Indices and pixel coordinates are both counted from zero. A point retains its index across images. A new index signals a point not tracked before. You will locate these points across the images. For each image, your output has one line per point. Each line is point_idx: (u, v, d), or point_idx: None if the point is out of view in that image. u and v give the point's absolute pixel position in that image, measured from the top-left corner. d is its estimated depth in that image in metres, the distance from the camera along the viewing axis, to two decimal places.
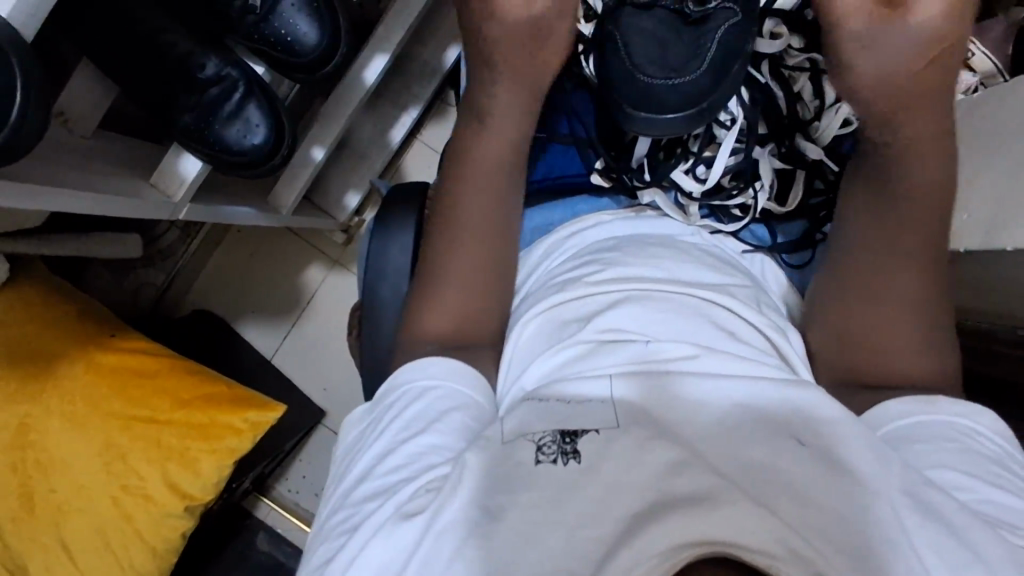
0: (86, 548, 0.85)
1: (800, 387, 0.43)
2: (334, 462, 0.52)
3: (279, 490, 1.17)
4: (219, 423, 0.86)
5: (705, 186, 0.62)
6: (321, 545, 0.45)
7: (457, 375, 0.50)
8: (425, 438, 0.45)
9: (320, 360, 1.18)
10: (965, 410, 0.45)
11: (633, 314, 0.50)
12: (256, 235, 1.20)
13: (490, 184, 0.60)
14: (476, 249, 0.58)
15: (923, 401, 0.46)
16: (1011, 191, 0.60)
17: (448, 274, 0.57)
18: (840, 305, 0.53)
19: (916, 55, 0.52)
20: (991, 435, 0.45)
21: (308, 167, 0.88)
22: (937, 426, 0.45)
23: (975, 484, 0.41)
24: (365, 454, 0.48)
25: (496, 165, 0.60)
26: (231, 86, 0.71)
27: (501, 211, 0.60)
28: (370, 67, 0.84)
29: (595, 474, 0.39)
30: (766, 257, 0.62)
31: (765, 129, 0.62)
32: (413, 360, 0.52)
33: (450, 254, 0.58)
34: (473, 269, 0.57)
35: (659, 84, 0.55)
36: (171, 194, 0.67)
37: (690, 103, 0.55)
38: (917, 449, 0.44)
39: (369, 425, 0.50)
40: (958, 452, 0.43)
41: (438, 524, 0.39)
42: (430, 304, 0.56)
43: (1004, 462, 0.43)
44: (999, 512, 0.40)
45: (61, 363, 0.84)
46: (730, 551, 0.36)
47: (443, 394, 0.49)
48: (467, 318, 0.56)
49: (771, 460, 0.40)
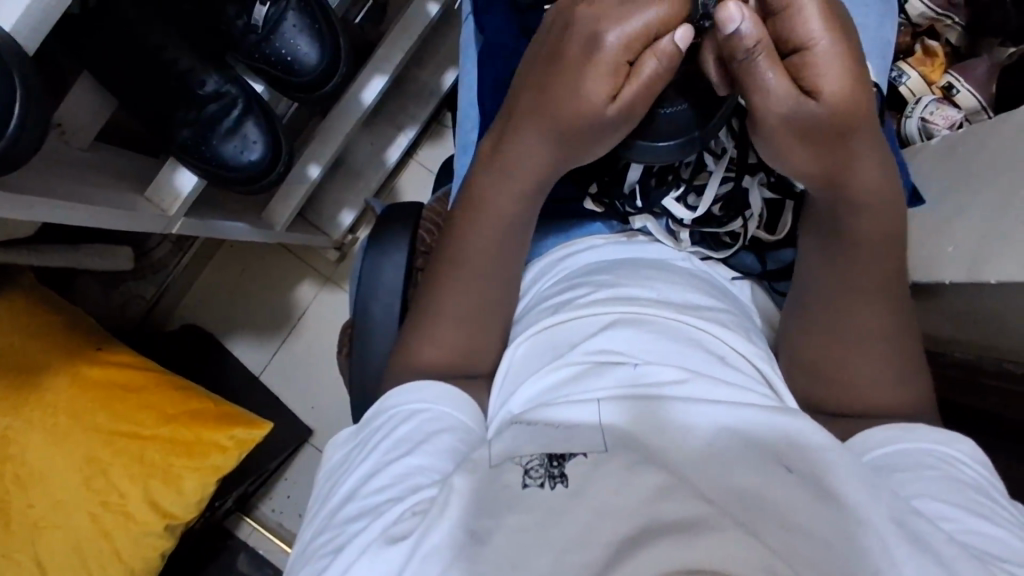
0: (60, 567, 0.82)
1: (788, 415, 0.43)
2: (319, 481, 0.51)
3: (262, 509, 1.15)
4: (204, 440, 0.85)
5: (696, 215, 0.62)
6: (303, 568, 0.44)
7: (448, 398, 0.51)
8: (412, 459, 0.45)
9: (309, 378, 1.17)
10: (944, 438, 0.46)
11: (622, 337, 0.50)
12: (248, 250, 1.20)
13: (498, 231, 0.58)
14: (481, 293, 0.58)
15: (902, 430, 0.47)
16: (993, 226, 0.61)
17: (447, 314, 0.57)
18: (823, 335, 0.53)
19: (827, 127, 0.48)
20: (972, 463, 0.45)
21: (304, 184, 0.88)
22: (916, 454, 0.45)
23: (962, 513, 0.41)
24: (351, 475, 0.47)
25: (507, 213, 0.58)
26: (230, 103, 0.72)
27: (507, 257, 0.59)
28: (369, 88, 0.85)
29: (581, 499, 0.39)
30: (754, 286, 0.64)
31: (756, 158, 0.61)
32: (404, 385, 0.52)
33: (450, 292, 0.58)
34: (471, 309, 0.57)
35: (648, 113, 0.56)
36: (165, 209, 0.67)
37: (683, 131, 0.56)
38: (902, 477, 0.44)
39: (355, 448, 0.50)
40: (940, 480, 0.43)
41: (423, 547, 0.39)
42: (424, 336, 0.57)
43: (985, 489, 0.43)
44: (988, 544, 0.39)
45: (45, 375, 0.83)
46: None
47: (432, 416, 0.49)
48: (460, 342, 0.57)
49: (758, 487, 0.40)
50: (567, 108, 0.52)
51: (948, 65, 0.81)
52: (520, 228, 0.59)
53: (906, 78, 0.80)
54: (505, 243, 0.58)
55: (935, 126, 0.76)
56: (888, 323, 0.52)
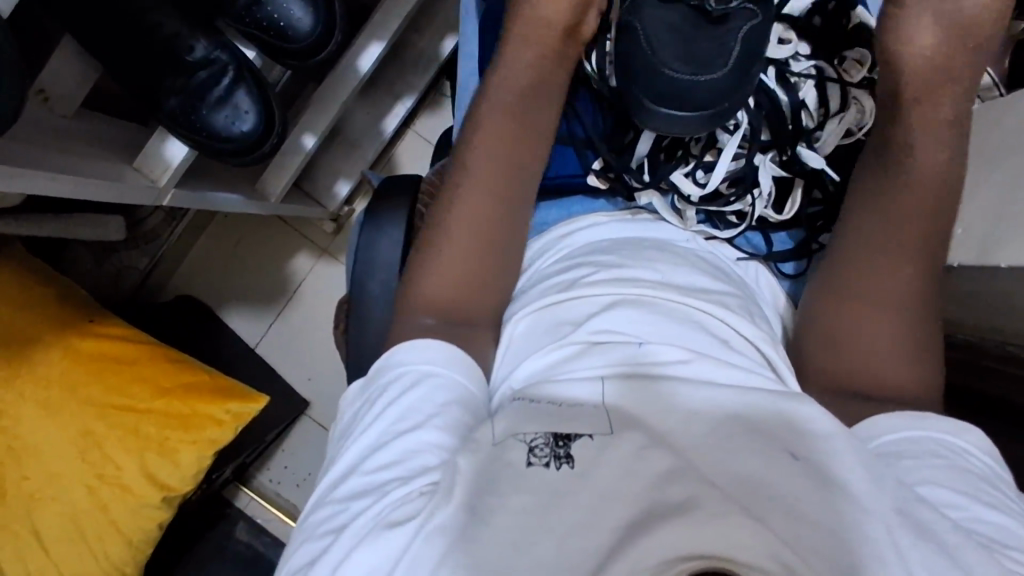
0: (57, 538, 0.83)
1: (797, 402, 0.42)
2: (332, 441, 0.50)
3: (261, 479, 1.16)
4: (200, 413, 0.85)
5: (704, 191, 0.61)
6: (299, 547, 0.43)
7: (458, 365, 0.49)
8: (422, 433, 0.44)
9: (306, 350, 1.17)
10: (953, 428, 0.45)
11: (628, 317, 0.49)
12: (242, 221, 1.18)
13: (502, 146, 0.57)
14: (488, 215, 0.56)
15: (915, 418, 0.46)
16: (1006, 209, 0.60)
17: (452, 238, 0.55)
18: (834, 314, 0.53)
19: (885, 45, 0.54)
20: (978, 453, 0.44)
21: (299, 156, 0.86)
22: (926, 443, 0.44)
23: (969, 501, 0.40)
24: (354, 445, 0.46)
25: (508, 125, 0.58)
26: (220, 70, 0.69)
27: (513, 176, 0.58)
28: (365, 55, 0.82)
29: (588, 482, 0.39)
30: (760, 265, 0.61)
31: (768, 136, 0.62)
32: (412, 340, 0.50)
33: (455, 217, 0.56)
34: (478, 231, 0.56)
35: (681, 82, 0.55)
36: (155, 179, 0.65)
37: (715, 103, 0.56)
38: (907, 466, 0.43)
39: (360, 407, 0.49)
40: (948, 471, 0.42)
41: (427, 526, 0.38)
42: (426, 262, 0.55)
43: (992, 481, 0.43)
44: (991, 531, 0.39)
45: (37, 347, 0.82)
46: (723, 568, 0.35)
47: (443, 384, 0.47)
48: (464, 268, 0.55)
49: (766, 473, 0.39)
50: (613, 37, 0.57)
51: None
52: (524, 148, 0.58)
53: None
54: (510, 162, 0.58)
55: None
56: (904, 305, 0.51)
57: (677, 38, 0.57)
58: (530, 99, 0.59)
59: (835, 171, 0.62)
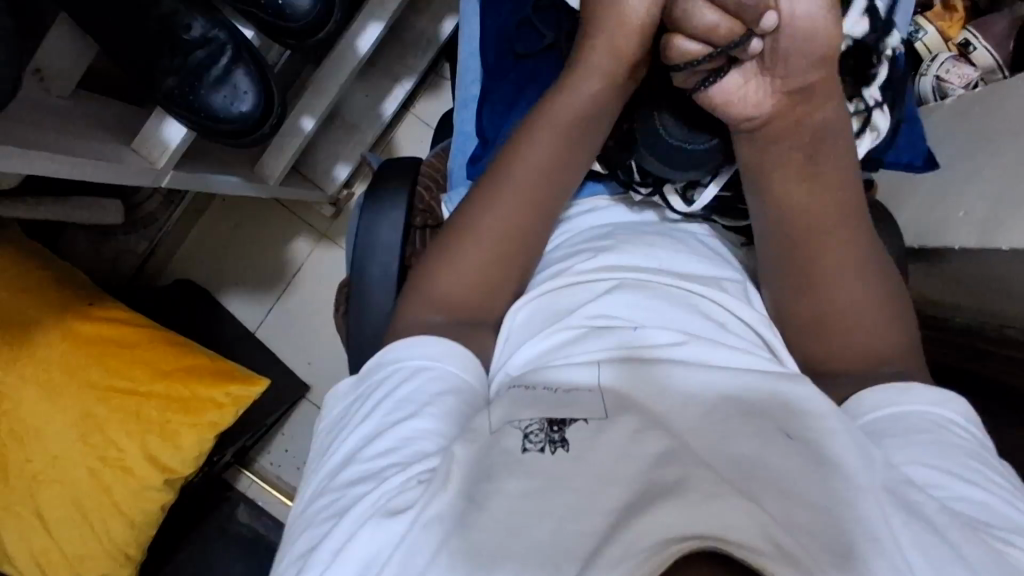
0: (61, 520, 0.83)
1: (788, 384, 0.43)
2: (316, 439, 0.50)
3: (262, 462, 1.18)
4: (200, 396, 0.85)
5: (709, 201, 0.58)
6: (302, 532, 0.44)
7: (454, 357, 0.49)
8: (417, 422, 0.44)
9: (305, 334, 1.17)
10: (939, 399, 0.45)
11: (626, 303, 0.49)
12: (241, 205, 1.17)
13: (553, 156, 0.56)
14: (519, 223, 0.56)
15: (899, 390, 0.46)
16: (1008, 192, 0.60)
17: (479, 243, 0.55)
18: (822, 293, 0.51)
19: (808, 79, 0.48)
20: (965, 424, 0.45)
21: (296, 139, 0.85)
22: (913, 418, 0.44)
23: (954, 481, 0.40)
24: (351, 436, 0.46)
25: (565, 136, 0.56)
26: (219, 49, 0.67)
27: (552, 187, 0.57)
28: (363, 36, 0.81)
29: (582, 464, 0.39)
30: (760, 253, 0.62)
31: None
32: (411, 337, 0.51)
33: (487, 218, 0.55)
34: (507, 239, 0.55)
35: (671, 142, 0.55)
36: (153, 161, 0.65)
37: (696, 167, 0.56)
38: (890, 443, 0.43)
39: (356, 401, 0.49)
40: (931, 444, 0.42)
41: (424, 515, 0.39)
42: (446, 263, 0.55)
43: (979, 453, 0.43)
44: (978, 512, 0.39)
45: (39, 329, 0.82)
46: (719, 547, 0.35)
47: (437, 375, 0.48)
48: (483, 274, 0.55)
49: (761, 454, 0.40)
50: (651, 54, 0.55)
51: (969, 21, 0.77)
52: (571, 161, 0.57)
53: (923, 33, 0.77)
54: (553, 173, 0.56)
55: (950, 85, 0.73)
56: (876, 276, 0.51)
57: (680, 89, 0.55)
58: (597, 115, 0.56)
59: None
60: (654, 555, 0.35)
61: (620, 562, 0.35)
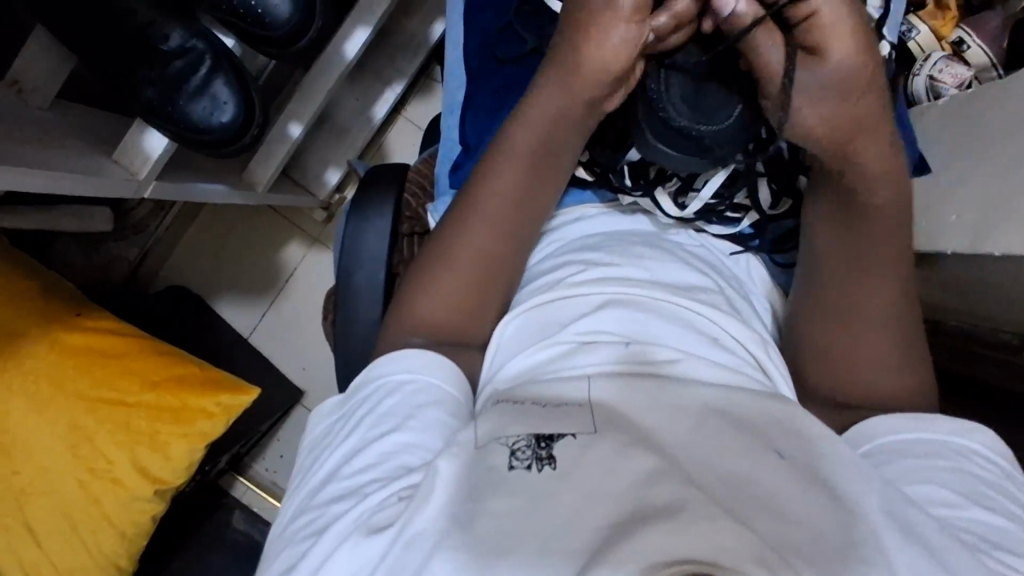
0: (50, 532, 0.83)
1: (781, 402, 0.42)
2: (301, 455, 0.50)
3: (255, 468, 1.16)
4: (190, 406, 0.84)
5: (686, 211, 0.58)
6: (283, 550, 0.43)
7: (435, 368, 0.49)
8: (399, 436, 0.44)
9: (299, 339, 1.16)
10: (962, 429, 0.45)
11: (616, 317, 0.48)
12: (232, 211, 1.16)
13: (517, 187, 0.55)
14: (491, 254, 0.55)
15: (917, 418, 0.46)
16: (999, 195, 0.59)
17: (452, 270, 0.54)
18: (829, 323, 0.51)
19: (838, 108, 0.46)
20: (988, 455, 0.44)
21: (285, 144, 0.84)
22: (931, 444, 0.44)
23: (964, 503, 0.40)
24: (334, 453, 0.46)
25: (528, 166, 0.55)
26: (197, 59, 0.67)
27: (522, 216, 0.56)
28: (350, 41, 0.81)
29: (569, 484, 0.38)
30: (751, 258, 0.61)
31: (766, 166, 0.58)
32: (391, 351, 0.50)
33: (460, 250, 0.54)
34: (480, 270, 0.54)
35: (688, 140, 0.51)
36: (135, 172, 0.64)
37: (713, 160, 0.52)
38: (905, 469, 0.43)
39: (339, 420, 0.48)
40: (948, 472, 0.42)
41: (406, 533, 0.38)
42: (424, 287, 0.54)
43: (998, 485, 0.42)
44: (985, 534, 0.39)
45: (24, 342, 0.81)
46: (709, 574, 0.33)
47: (419, 388, 0.47)
48: (461, 298, 0.54)
49: (751, 471, 0.38)
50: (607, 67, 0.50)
51: (961, 18, 0.76)
52: (538, 187, 0.56)
53: (917, 32, 0.72)
54: (520, 203, 0.55)
55: (943, 84, 0.71)
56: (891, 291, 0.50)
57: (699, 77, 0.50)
58: (558, 142, 0.54)
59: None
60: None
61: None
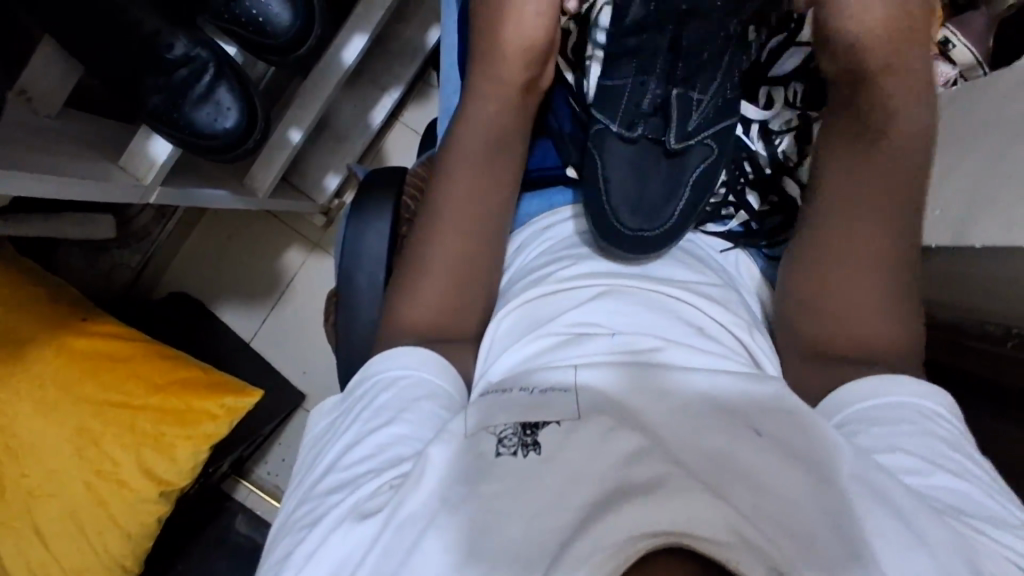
0: (57, 534, 0.84)
1: (760, 382, 0.44)
2: (303, 450, 0.52)
3: (258, 472, 1.17)
4: (195, 408, 0.85)
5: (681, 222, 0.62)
6: (283, 539, 0.44)
7: (427, 365, 0.50)
8: (393, 428, 0.46)
9: (300, 343, 1.17)
10: (925, 390, 0.46)
11: (604, 310, 0.50)
12: (233, 217, 1.18)
13: (474, 185, 0.58)
14: (465, 245, 0.57)
15: (885, 380, 0.47)
16: (981, 190, 0.61)
17: (431, 273, 0.56)
18: (818, 308, 0.52)
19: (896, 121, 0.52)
20: (949, 417, 0.45)
21: (285, 151, 0.86)
22: (895, 409, 0.45)
23: (931, 468, 0.41)
24: (333, 446, 0.48)
25: (485, 156, 0.59)
26: (201, 67, 0.68)
27: (489, 203, 0.58)
28: (348, 47, 0.82)
29: (551, 466, 0.39)
30: (740, 253, 0.61)
31: (755, 179, 0.61)
32: (385, 351, 0.52)
33: (437, 242, 0.57)
34: (458, 261, 0.56)
35: (631, 235, 0.55)
36: (139, 177, 0.66)
37: (666, 247, 0.56)
38: (875, 435, 0.44)
39: (340, 415, 0.50)
40: (914, 436, 0.43)
41: (398, 517, 0.40)
42: (409, 291, 0.55)
43: (961, 445, 0.43)
44: (953, 500, 0.40)
45: (32, 346, 0.83)
46: (687, 541, 0.35)
47: (414, 383, 0.49)
48: (444, 298, 0.55)
49: (733, 450, 0.40)
50: (514, 41, 0.57)
51: (948, 17, 0.77)
52: (496, 183, 0.59)
53: None
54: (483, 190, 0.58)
55: None
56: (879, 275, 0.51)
57: (635, 164, 0.58)
58: (504, 135, 0.59)
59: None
60: (621, 550, 0.35)
61: (588, 557, 0.35)
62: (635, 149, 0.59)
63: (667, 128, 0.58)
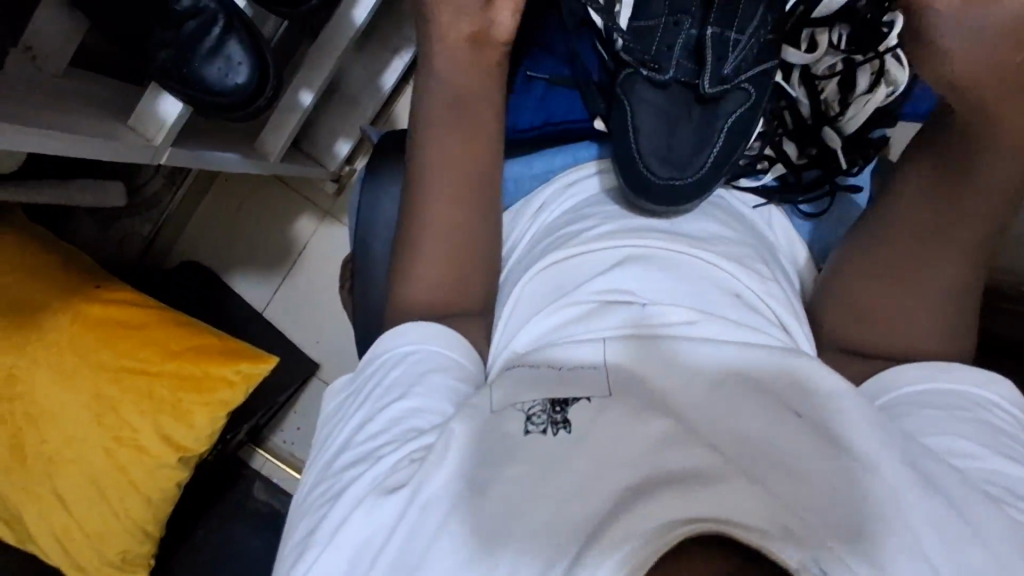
0: (78, 500, 0.84)
1: (794, 356, 0.42)
2: (317, 427, 0.51)
3: (275, 440, 1.18)
4: (211, 375, 0.84)
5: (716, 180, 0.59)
6: (302, 519, 0.44)
7: (440, 335, 0.48)
8: (406, 402, 0.45)
9: (313, 313, 1.16)
10: (983, 380, 0.46)
11: (633, 276, 0.48)
12: (243, 183, 1.16)
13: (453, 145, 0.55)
14: (450, 180, 0.54)
15: (942, 367, 0.47)
16: None
17: (431, 236, 0.53)
18: (868, 281, 0.51)
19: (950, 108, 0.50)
20: (1007, 404, 0.45)
21: (297, 113, 0.83)
22: (950, 395, 0.45)
23: (987, 453, 0.42)
24: (347, 424, 0.46)
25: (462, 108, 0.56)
26: (210, 19, 0.66)
27: (469, 142, 0.56)
28: (360, 5, 0.79)
29: (584, 446, 0.38)
30: (774, 206, 0.59)
31: (790, 131, 0.60)
32: (395, 327, 0.50)
33: (426, 170, 0.55)
34: (456, 183, 0.54)
35: (663, 185, 0.54)
36: (150, 136, 0.64)
37: (696, 195, 0.54)
38: (927, 415, 0.44)
39: (350, 394, 0.49)
40: (971, 424, 0.43)
41: (421, 497, 0.39)
42: (422, 256, 0.53)
43: (1015, 433, 0.44)
44: (1008, 485, 0.41)
45: (47, 313, 0.83)
46: (728, 532, 0.34)
47: (424, 358, 0.47)
48: (453, 268, 0.53)
49: (770, 433, 0.39)
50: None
51: None
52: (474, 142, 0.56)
53: None
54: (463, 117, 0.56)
55: None
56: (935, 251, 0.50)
57: (666, 112, 0.56)
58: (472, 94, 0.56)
59: (849, 158, 0.60)
60: (660, 535, 0.34)
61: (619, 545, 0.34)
62: (670, 95, 0.57)
63: (701, 72, 0.56)
